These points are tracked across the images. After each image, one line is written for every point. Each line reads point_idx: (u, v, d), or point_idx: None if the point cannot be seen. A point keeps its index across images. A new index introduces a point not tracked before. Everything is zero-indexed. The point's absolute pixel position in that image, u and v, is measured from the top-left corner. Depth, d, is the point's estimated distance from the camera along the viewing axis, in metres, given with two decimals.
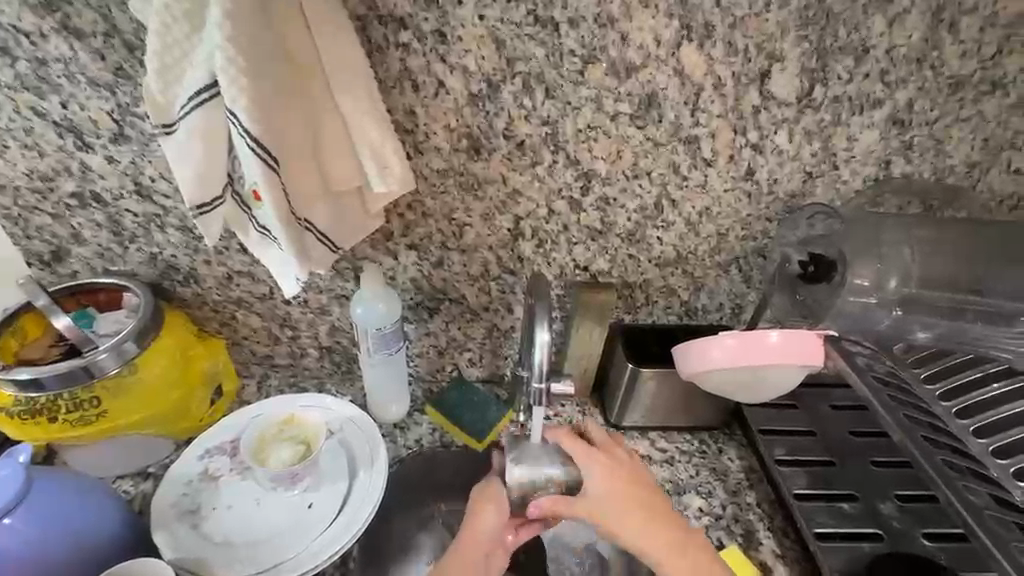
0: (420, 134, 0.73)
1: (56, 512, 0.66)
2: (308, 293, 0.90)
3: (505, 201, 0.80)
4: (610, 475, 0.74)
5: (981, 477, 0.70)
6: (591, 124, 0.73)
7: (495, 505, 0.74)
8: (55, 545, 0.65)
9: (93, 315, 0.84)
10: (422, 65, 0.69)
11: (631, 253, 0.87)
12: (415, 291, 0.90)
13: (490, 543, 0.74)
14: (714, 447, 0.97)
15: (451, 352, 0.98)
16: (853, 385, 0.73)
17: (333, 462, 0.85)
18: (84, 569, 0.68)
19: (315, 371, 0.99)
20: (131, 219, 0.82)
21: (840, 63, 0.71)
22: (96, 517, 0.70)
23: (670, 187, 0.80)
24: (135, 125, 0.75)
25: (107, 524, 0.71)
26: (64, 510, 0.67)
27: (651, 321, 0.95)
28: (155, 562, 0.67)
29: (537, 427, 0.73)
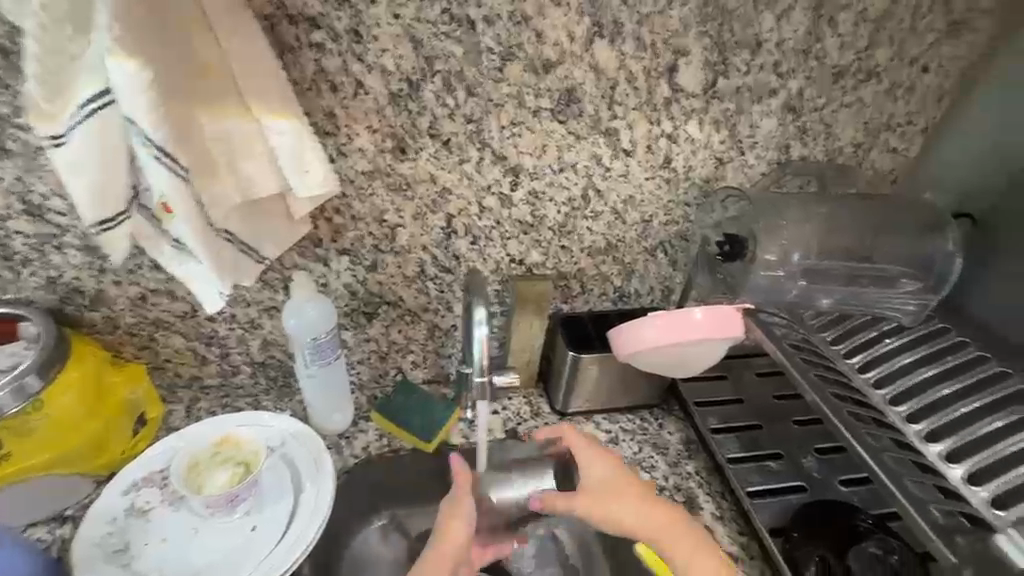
0: (343, 136, 0.71)
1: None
2: (236, 308, 0.86)
3: (436, 200, 0.80)
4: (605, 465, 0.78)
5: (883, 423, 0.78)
6: (514, 120, 0.75)
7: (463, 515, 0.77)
8: None
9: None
10: (338, 66, 0.67)
11: (563, 244, 0.90)
12: (351, 296, 0.89)
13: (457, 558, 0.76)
14: (655, 422, 1.02)
15: (394, 356, 0.98)
16: (769, 351, 0.80)
17: (276, 481, 0.82)
18: None
19: (250, 388, 0.95)
20: (21, 240, 0.75)
21: (738, 56, 0.76)
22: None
23: (594, 178, 0.83)
24: (18, 137, 0.68)
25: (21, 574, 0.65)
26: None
27: (587, 308, 0.99)
28: None
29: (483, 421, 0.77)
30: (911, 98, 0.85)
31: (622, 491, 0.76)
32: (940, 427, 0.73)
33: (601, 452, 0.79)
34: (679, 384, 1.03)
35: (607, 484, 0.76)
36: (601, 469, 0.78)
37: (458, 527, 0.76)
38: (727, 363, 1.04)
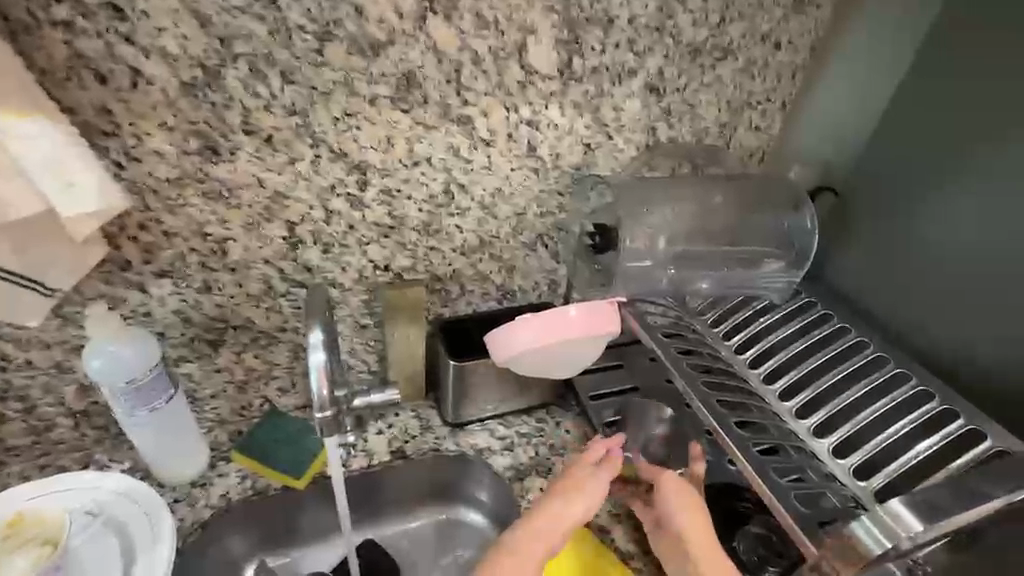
0: (129, 136, 0.59)
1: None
2: (31, 352, 0.71)
3: (269, 206, 0.69)
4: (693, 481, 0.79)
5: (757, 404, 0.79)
6: (347, 110, 0.65)
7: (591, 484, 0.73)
8: None
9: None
10: (100, 49, 0.54)
11: (431, 245, 0.82)
12: (185, 324, 0.75)
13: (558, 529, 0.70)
14: (552, 422, 0.99)
15: (255, 385, 0.87)
16: (643, 341, 0.78)
17: (100, 556, 0.69)
18: None
19: (74, 443, 0.80)
20: None
21: (590, 34, 0.71)
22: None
23: (455, 171, 0.76)
24: None
25: None
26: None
27: (471, 310, 0.92)
28: None
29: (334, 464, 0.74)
30: (768, 75, 0.84)
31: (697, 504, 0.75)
32: (814, 399, 0.75)
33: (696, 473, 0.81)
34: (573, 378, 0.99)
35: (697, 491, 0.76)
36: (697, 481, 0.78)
37: (559, 511, 0.70)
38: (622, 350, 1.00)
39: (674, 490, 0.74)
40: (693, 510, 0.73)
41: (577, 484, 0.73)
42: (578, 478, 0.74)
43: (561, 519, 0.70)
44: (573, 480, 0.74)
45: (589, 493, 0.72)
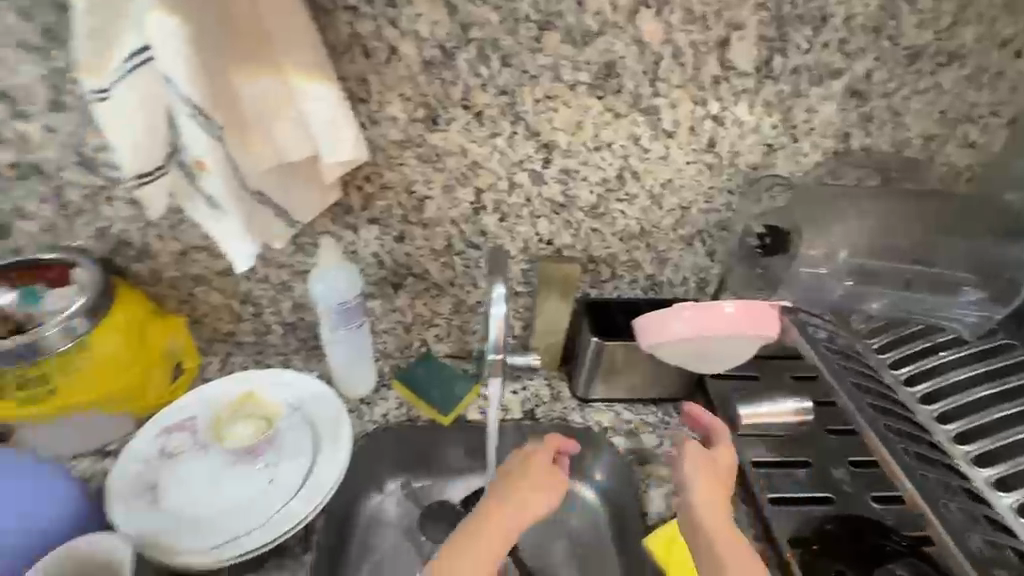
0: (375, 103, 0.71)
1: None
2: (269, 269, 0.89)
3: (466, 173, 0.79)
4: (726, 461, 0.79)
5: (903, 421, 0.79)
6: (549, 94, 0.72)
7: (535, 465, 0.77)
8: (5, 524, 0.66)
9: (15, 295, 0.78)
10: (372, 29, 0.66)
11: (594, 226, 0.87)
12: (379, 265, 0.90)
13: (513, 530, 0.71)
14: (679, 417, 0.99)
15: (418, 328, 1.00)
16: (806, 355, 0.76)
17: (295, 439, 0.83)
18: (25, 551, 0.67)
19: (281, 347, 0.99)
20: (75, 192, 0.76)
21: (799, 33, 0.70)
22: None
23: (631, 159, 0.80)
24: (74, 92, 0.68)
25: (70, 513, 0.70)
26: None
27: (616, 294, 0.97)
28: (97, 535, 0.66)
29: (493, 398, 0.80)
30: (999, 86, 0.76)
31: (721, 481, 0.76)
32: (993, 451, 0.68)
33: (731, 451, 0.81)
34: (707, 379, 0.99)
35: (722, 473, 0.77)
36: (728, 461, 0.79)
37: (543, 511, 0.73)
38: (763, 364, 0.99)
39: (694, 469, 0.76)
40: (711, 491, 0.74)
41: (541, 473, 0.76)
42: (541, 468, 0.76)
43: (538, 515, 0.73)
44: (542, 473, 0.76)
45: (546, 485, 0.75)
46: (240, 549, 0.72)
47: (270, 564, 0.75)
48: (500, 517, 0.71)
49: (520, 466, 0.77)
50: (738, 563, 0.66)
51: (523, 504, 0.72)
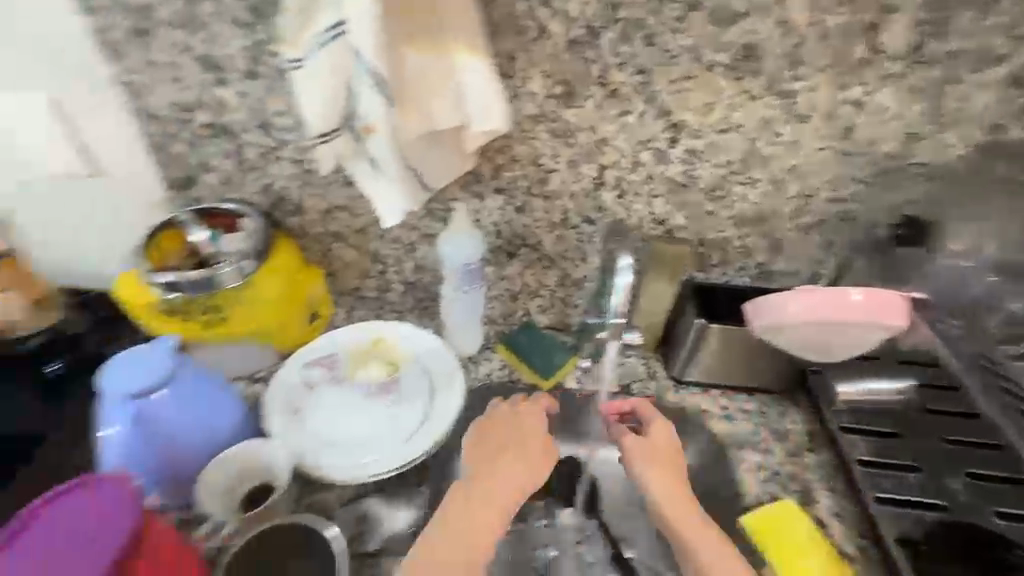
0: (518, 79, 0.76)
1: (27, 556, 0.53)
2: (399, 231, 0.98)
3: (593, 149, 0.83)
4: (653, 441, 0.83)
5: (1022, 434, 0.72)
6: (685, 74, 0.74)
7: (499, 436, 0.81)
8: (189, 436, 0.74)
9: (206, 235, 0.89)
10: (526, 9, 0.71)
11: (711, 209, 0.89)
12: (497, 234, 0.96)
13: (503, 500, 0.75)
14: (777, 410, 0.99)
15: (523, 298, 1.05)
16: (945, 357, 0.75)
17: (414, 383, 0.91)
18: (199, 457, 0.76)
19: (398, 304, 1.07)
20: (252, 150, 0.88)
21: (962, 16, 0.68)
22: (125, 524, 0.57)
23: (759, 142, 0.80)
24: (267, 62, 0.79)
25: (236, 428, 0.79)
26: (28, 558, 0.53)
27: (723, 281, 0.98)
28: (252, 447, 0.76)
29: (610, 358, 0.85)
30: None
31: (666, 465, 0.81)
32: None
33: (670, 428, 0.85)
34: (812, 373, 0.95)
35: (666, 456, 0.82)
36: (670, 440, 0.84)
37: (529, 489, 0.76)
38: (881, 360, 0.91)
39: (644, 462, 0.80)
40: (667, 481, 0.79)
41: (535, 440, 0.81)
42: (522, 434, 0.81)
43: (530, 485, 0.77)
44: (523, 442, 0.80)
45: (524, 460, 0.78)
46: (369, 471, 0.82)
47: (391, 491, 0.84)
48: (490, 492, 0.75)
49: (500, 434, 0.81)
50: (704, 540, 0.73)
51: (514, 472, 0.77)
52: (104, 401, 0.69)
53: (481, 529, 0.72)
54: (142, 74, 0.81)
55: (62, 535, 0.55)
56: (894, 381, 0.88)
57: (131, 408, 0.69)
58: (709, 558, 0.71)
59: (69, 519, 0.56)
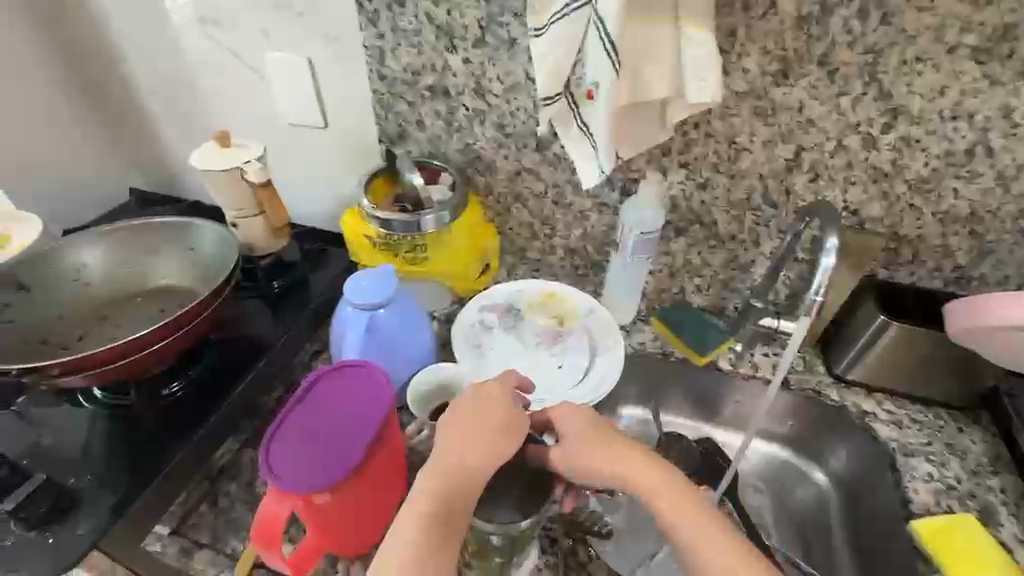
0: (735, 53, 0.78)
1: (307, 421, 0.67)
2: (574, 198, 1.04)
3: (795, 129, 0.83)
4: (581, 440, 0.71)
5: None
6: (921, 55, 0.73)
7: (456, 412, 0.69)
8: (393, 353, 0.86)
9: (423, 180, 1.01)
10: None
11: (914, 202, 0.84)
12: (671, 209, 0.98)
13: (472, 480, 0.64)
14: (954, 426, 0.93)
15: (682, 276, 1.07)
16: None
17: (578, 339, 0.98)
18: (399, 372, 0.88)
19: (557, 268, 1.14)
20: (462, 112, 0.99)
21: None
22: (376, 424, 0.68)
23: (992, 133, 0.76)
24: (496, 31, 0.88)
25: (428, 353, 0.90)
26: (308, 423, 0.67)
27: (910, 282, 0.92)
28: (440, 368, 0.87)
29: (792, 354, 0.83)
30: None
31: (610, 450, 0.69)
32: None
33: (591, 419, 0.74)
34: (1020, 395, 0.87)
35: (603, 443, 0.70)
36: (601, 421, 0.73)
37: (508, 457, 0.66)
38: None
39: (588, 462, 0.69)
40: (616, 463, 0.68)
41: (497, 412, 0.69)
42: (485, 416, 0.68)
43: (499, 462, 0.66)
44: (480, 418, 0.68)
45: (481, 443, 0.66)
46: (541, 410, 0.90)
47: None
48: (456, 468, 0.64)
49: (455, 416, 0.69)
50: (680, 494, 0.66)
51: (476, 446, 0.65)
52: (344, 309, 0.84)
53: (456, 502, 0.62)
54: (386, 39, 0.95)
55: (332, 416, 0.68)
56: None
57: (363, 317, 0.83)
58: (696, 534, 0.63)
59: (335, 404, 0.69)
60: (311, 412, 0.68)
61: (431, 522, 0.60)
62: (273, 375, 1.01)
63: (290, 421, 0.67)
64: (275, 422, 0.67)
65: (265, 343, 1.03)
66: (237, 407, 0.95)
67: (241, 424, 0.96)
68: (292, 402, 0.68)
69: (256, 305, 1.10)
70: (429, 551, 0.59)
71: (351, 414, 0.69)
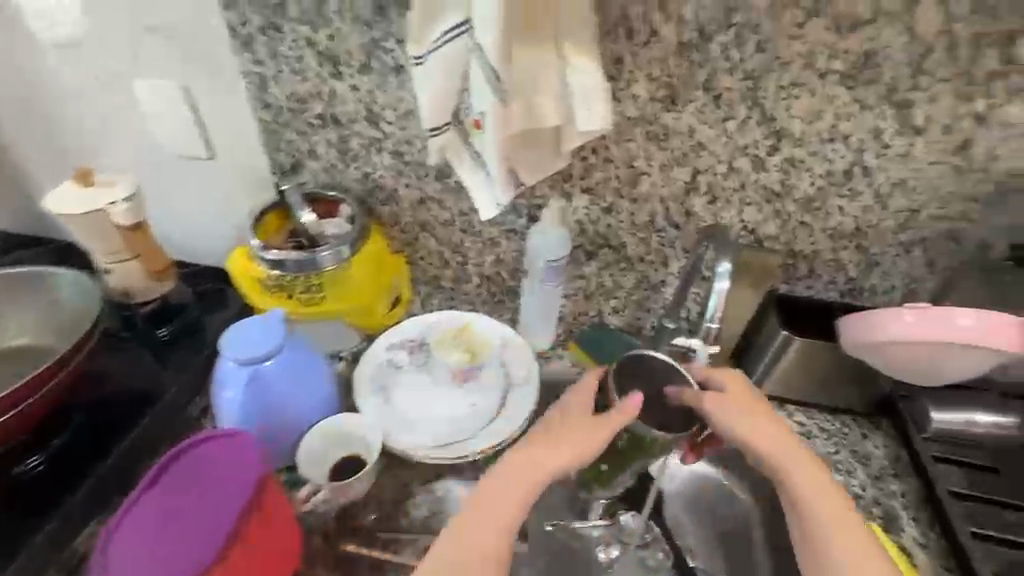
0: (623, 80, 0.78)
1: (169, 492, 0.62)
2: (483, 225, 1.00)
3: (688, 153, 0.83)
4: (738, 402, 0.78)
5: None
6: (796, 81, 0.75)
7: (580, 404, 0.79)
8: (287, 405, 0.78)
9: (314, 216, 0.95)
10: (640, 12, 0.72)
11: (804, 220, 0.87)
12: (580, 233, 0.96)
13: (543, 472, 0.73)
14: (858, 432, 0.95)
15: (598, 298, 1.04)
16: None
17: (492, 374, 0.93)
18: (293, 427, 0.80)
19: (473, 296, 1.09)
20: (357, 140, 0.93)
21: None
22: (236, 506, 0.62)
23: (866, 154, 0.79)
24: (381, 57, 0.84)
25: (329, 400, 0.83)
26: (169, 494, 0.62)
27: (809, 295, 0.94)
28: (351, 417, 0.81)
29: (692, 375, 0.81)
30: None
31: (756, 416, 0.77)
32: None
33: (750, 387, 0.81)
34: (921, 400, 0.89)
35: (762, 410, 0.78)
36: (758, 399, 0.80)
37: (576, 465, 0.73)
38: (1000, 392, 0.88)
39: (736, 420, 0.76)
40: (761, 430, 0.76)
41: (586, 423, 0.75)
42: (579, 428, 0.76)
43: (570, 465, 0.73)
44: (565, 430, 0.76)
45: (575, 440, 0.74)
46: (453, 455, 0.85)
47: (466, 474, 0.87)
48: (540, 458, 0.73)
49: (557, 423, 0.78)
50: (809, 479, 0.73)
51: (562, 447, 0.74)
52: (225, 364, 0.76)
53: (493, 530, 0.69)
54: (266, 66, 0.88)
55: (199, 489, 0.63)
56: (1003, 419, 0.86)
57: (247, 371, 0.75)
58: (820, 493, 0.72)
59: (202, 475, 0.63)
60: (175, 482, 0.63)
61: (502, 505, 0.70)
62: (155, 437, 0.91)
63: (153, 489, 0.62)
64: (140, 486, 0.62)
65: (144, 401, 0.93)
66: (110, 479, 0.85)
67: (117, 498, 0.86)
68: (158, 465, 0.63)
69: (135, 357, 0.99)
70: (486, 538, 0.69)
71: (214, 488, 0.63)
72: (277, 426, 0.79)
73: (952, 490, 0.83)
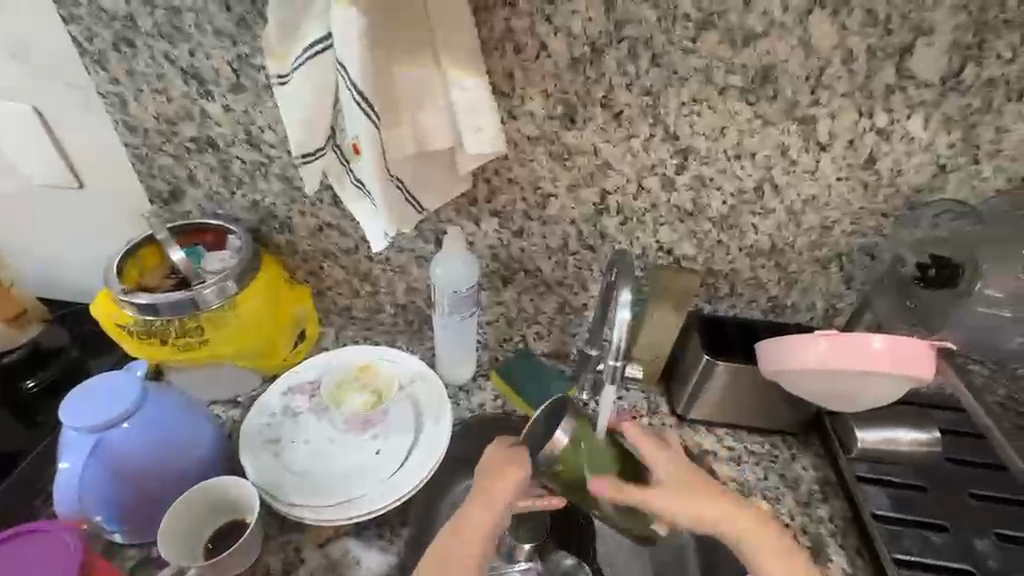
0: (517, 98, 0.73)
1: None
2: (390, 252, 0.92)
3: (595, 172, 0.78)
4: (676, 481, 0.70)
5: (1005, 490, 0.82)
6: (695, 97, 0.71)
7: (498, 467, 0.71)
8: (155, 467, 0.70)
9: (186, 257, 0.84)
10: (526, 26, 0.68)
11: (721, 239, 0.83)
12: (492, 258, 0.90)
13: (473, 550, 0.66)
14: (787, 453, 0.91)
15: (519, 325, 0.97)
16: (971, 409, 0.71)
17: (400, 416, 0.85)
18: (165, 489, 0.72)
19: (389, 326, 1.00)
20: (239, 165, 0.84)
21: (1003, 39, 0.65)
22: None
23: (775, 171, 0.75)
24: (253, 75, 0.75)
25: (209, 456, 0.75)
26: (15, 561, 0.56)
27: (732, 313, 0.91)
28: (225, 481, 0.72)
29: (605, 413, 0.72)
30: None
31: (699, 489, 0.69)
32: None
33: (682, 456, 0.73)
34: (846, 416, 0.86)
35: (701, 480, 0.70)
36: (685, 464, 0.72)
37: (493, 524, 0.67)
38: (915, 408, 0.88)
39: (681, 504, 0.68)
40: (710, 505, 0.68)
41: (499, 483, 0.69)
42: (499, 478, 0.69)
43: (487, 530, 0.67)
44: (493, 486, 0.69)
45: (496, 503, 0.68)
46: (353, 512, 0.76)
47: (368, 532, 0.79)
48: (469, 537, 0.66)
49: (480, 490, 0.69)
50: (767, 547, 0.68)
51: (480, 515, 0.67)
52: (69, 432, 0.68)
53: None
54: (124, 85, 0.78)
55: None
56: (922, 434, 0.85)
57: (91, 439, 0.67)
58: (766, 551, 0.68)
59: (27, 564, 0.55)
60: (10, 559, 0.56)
61: None
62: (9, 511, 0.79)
63: None
64: None
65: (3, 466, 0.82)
66: None
67: None
68: (36, 524, 0.58)
69: None
70: None
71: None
72: (146, 490, 0.70)
73: (879, 512, 0.81)
